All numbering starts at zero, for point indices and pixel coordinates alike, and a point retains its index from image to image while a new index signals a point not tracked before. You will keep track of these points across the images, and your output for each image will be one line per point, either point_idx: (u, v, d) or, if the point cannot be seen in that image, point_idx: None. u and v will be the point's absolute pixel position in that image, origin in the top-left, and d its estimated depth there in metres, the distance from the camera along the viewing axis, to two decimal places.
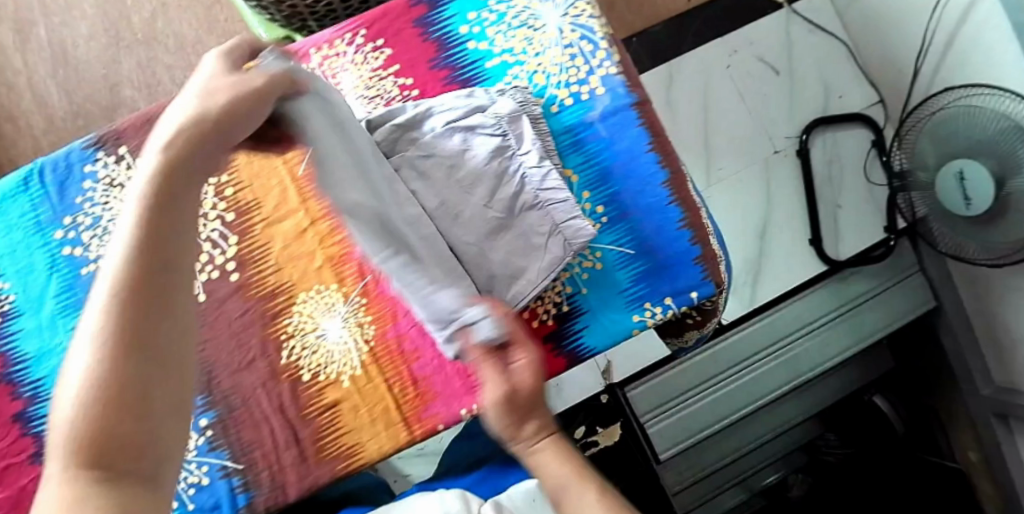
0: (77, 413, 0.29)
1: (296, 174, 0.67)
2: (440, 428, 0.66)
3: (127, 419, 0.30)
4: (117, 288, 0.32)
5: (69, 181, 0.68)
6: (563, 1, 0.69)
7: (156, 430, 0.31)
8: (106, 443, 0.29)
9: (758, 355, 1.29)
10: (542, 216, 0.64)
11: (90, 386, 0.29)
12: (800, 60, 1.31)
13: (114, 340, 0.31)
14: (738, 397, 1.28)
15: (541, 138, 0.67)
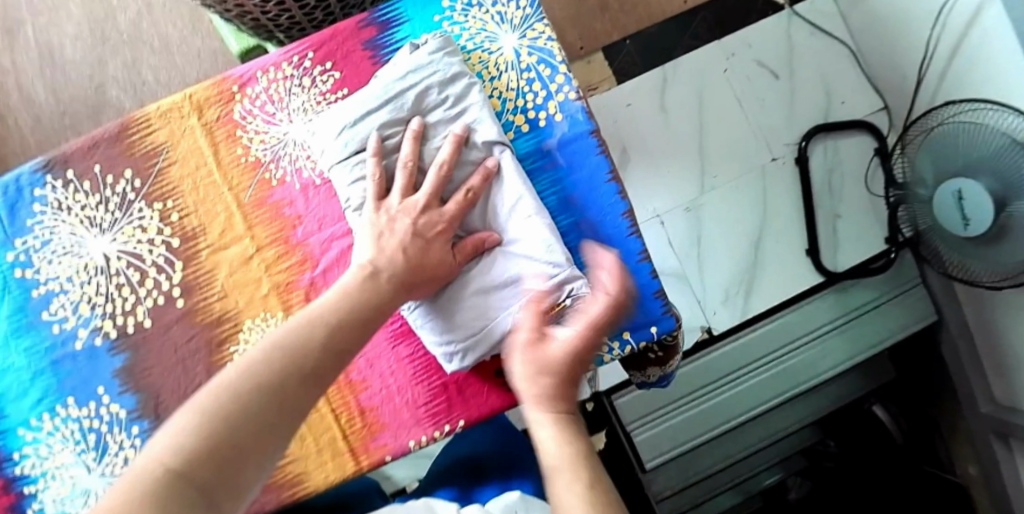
0: (207, 426, 0.40)
1: (242, 200, 0.65)
2: (389, 459, 0.64)
3: (227, 447, 0.39)
4: (261, 383, 0.43)
5: (19, 204, 0.66)
6: (520, 23, 0.68)
7: (239, 467, 0.39)
8: (207, 463, 0.38)
9: (752, 364, 1.19)
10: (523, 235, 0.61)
11: (228, 419, 0.40)
12: (800, 64, 1.26)
13: (235, 412, 0.41)
14: (730, 408, 1.18)
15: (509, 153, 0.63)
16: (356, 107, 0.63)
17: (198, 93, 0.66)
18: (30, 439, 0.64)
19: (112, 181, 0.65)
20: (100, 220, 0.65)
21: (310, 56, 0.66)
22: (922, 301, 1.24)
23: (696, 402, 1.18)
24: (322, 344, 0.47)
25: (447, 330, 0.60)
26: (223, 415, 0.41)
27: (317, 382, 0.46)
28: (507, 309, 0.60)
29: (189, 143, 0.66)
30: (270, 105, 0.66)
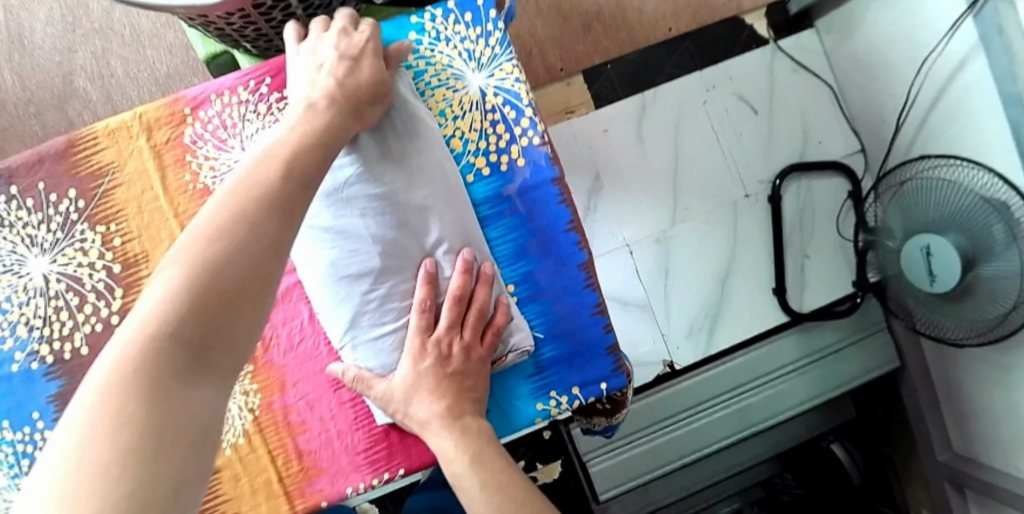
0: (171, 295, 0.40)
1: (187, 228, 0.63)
2: (324, 504, 0.62)
3: (203, 312, 0.40)
4: (223, 247, 0.43)
5: None
6: (488, 61, 0.66)
7: (221, 330, 0.40)
8: (185, 332, 0.39)
9: (713, 400, 1.19)
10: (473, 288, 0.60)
11: (190, 285, 0.40)
12: (782, 99, 1.25)
13: (199, 279, 0.41)
14: (689, 442, 1.18)
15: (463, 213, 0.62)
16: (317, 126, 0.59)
17: (147, 113, 0.63)
18: None
19: (54, 201, 0.63)
20: (41, 240, 0.63)
21: (267, 81, 0.64)
22: (884, 345, 1.25)
23: (654, 437, 1.17)
24: (275, 208, 0.46)
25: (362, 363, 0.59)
26: (194, 284, 0.40)
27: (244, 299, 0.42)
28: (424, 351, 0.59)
29: (136, 165, 0.63)
30: (222, 132, 0.63)
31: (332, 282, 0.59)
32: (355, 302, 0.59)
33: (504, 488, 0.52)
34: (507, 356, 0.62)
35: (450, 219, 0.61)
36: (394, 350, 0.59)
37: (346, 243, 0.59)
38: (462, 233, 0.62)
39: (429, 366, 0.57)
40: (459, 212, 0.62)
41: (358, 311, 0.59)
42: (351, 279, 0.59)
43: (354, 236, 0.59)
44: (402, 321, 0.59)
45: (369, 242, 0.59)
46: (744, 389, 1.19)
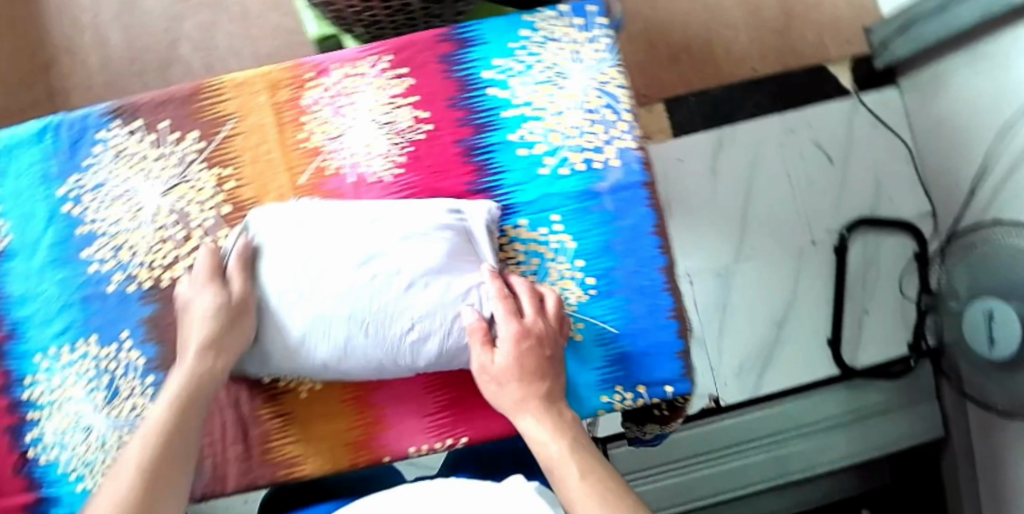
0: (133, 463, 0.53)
1: (296, 182, 0.66)
2: (386, 459, 0.67)
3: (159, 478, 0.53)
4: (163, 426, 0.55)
5: (80, 141, 0.68)
6: (595, 63, 0.66)
7: (168, 483, 0.53)
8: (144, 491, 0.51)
9: (753, 442, 1.17)
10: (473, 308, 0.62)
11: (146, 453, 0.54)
12: (857, 153, 1.25)
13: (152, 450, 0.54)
14: (721, 481, 1.16)
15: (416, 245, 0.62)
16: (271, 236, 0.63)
17: (273, 73, 0.67)
18: (43, 367, 0.70)
19: (176, 138, 0.67)
20: (157, 173, 0.67)
21: (387, 57, 0.66)
22: (930, 415, 1.23)
23: (686, 469, 1.16)
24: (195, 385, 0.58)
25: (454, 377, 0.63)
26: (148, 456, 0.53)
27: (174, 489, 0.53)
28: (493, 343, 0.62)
29: (257, 119, 0.66)
30: (340, 99, 0.66)
31: (365, 335, 0.61)
32: (412, 323, 0.61)
33: (578, 452, 0.54)
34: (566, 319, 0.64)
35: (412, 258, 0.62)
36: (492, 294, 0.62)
37: (351, 300, 0.60)
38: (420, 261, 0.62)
39: (532, 349, 0.59)
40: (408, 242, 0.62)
41: (424, 324, 0.61)
42: (389, 316, 0.61)
43: (359, 315, 0.61)
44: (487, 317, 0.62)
45: (371, 324, 0.61)
46: (783, 436, 1.18)
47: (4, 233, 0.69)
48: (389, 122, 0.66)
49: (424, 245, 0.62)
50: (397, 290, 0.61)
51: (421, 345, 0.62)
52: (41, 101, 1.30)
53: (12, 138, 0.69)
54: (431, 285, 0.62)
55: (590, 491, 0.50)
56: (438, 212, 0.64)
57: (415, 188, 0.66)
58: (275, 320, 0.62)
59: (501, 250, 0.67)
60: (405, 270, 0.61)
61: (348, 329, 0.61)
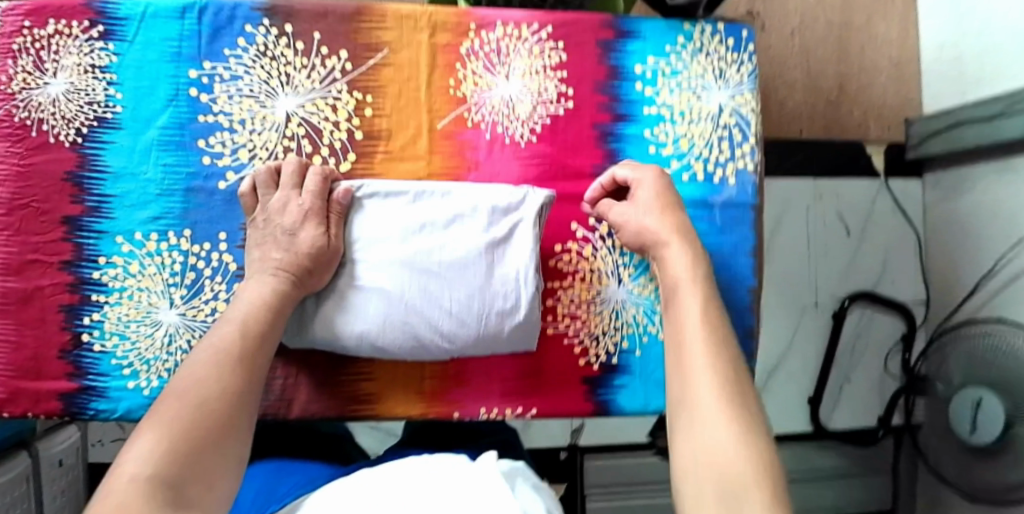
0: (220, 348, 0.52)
1: (434, 126, 0.68)
2: (455, 416, 0.67)
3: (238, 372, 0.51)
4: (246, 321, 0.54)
5: (224, 31, 0.67)
6: (734, 85, 0.72)
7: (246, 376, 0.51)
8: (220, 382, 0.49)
9: None
10: (500, 290, 0.63)
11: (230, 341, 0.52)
12: (873, 231, 1.35)
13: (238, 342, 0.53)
14: None
15: (441, 227, 0.63)
16: (386, 226, 0.62)
17: (438, 15, 0.68)
18: (124, 251, 0.66)
19: (324, 54, 0.67)
20: (297, 83, 0.66)
21: (548, 30, 0.69)
22: (885, 484, 1.34)
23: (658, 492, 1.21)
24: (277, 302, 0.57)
25: (492, 347, 0.64)
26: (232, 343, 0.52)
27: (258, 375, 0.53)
28: (525, 306, 0.63)
29: (410, 55, 0.68)
30: (496, 56, 0.69)
31: (405, 316, 0.61)
32: (453, 306, 0.61)
33: (716, 346, 0.54)
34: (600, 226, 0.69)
35: (440, 239, 0.62)
36: (522, 287, 0.63)
37: (393, 278, 0.61)
38: (442, 243, 0.62)
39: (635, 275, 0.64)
40: (432, 220, 0.63)
41: (466, 306, 0.62)
42: (431, 300, 0.61)
43: (397, 292, 0.61)
44: (514, 289, 0.63)
45: (404, 299, 0.61)
46: None
47: (114, 103, 0.67)
48: (536, 90, 0.69)
49: (468, 230, 0.63)
50: (440, 271, 0.62)
51: (457, 327, 0.62)
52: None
53: (153, 8, 0.68)
54: (472, 265, 0.62)
55: (718, 394, 0.51)
56: (473, 198, 0.64)
57: (544, 157, 0.69)
58: (351, 316, 0.61)
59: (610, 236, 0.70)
60: (448, 250, 0.62)
61: (385, 311, 0.61)
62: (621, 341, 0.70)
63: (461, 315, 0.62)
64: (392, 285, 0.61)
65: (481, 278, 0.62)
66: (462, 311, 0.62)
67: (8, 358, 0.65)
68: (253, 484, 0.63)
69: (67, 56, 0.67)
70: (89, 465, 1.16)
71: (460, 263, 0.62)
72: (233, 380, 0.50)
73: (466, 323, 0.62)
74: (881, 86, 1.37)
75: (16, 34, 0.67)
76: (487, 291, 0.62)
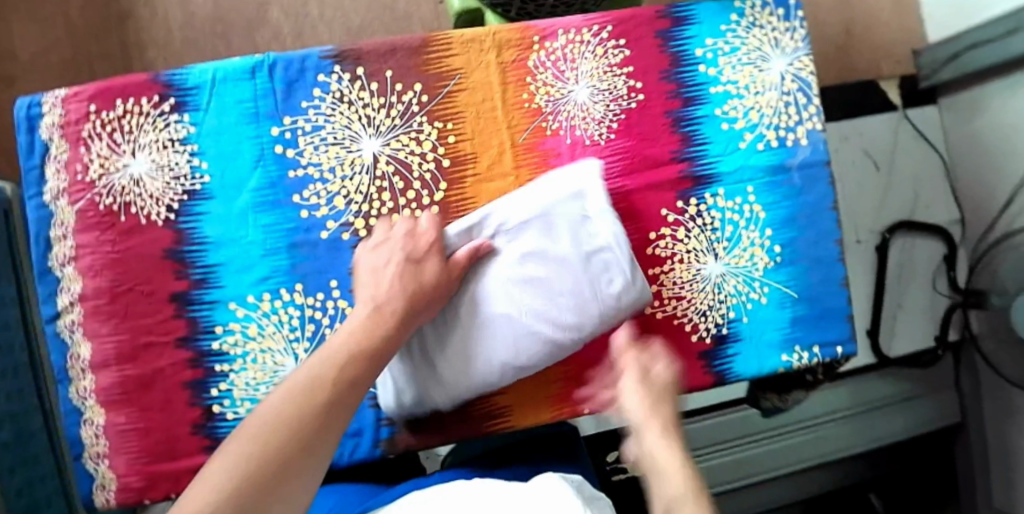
0: (320, 372, 0.53)
1: (516, 141, 0.69)
2: (584, 412, 0.69)
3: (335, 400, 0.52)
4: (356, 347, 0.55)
5: (298, 84, 0.68)
6: (790, 51, 0.74)
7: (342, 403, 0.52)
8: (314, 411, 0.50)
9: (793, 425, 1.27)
10: (599, 266, 0.64)
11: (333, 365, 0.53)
12: (899, 162, 1.38)
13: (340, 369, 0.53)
14: (763, 459, 1.25)
15: (524, 231, 0.64)
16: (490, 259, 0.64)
17: (501, 33, 0.70)
18: (240, 316, 0.67)
19: (398, 90, 0.68)
20: (378, 122, 0.68)
21: (607, 28, 0.71)
22: (951, 401, 1.38)
23: (733, 450, 1.24)
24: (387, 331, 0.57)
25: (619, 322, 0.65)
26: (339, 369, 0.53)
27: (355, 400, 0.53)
28: (628, 271, 0.64)
29: (482, 76, 0.69)
30: (563, 63, 0.70)
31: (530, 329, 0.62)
32: (567, 295, 0.63)
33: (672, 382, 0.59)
34: (689, 206, 0.71)
35: (529, 245, 0.64)
36: (623, 264, 0.64)
37: (511, 301, 0.62)
38: (532, 246, 0.63)
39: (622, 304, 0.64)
40: (517, 229, 0.64)
41: (579, 293, 0.63)
42: (547, 303, 0.63)
43: (516, 310, 0.62)
44: (611, 257, 0.64)
45: (523, 314, 0.62)
46: (816, 420, 1.28)
47: (200, 173, 0.67)
48: (606, 89, 0.71)
49: (547, 224, 0.64)
50: (550, 279, 0.63)
51: (578, 310, 0.63)
52: (124, 52, 1.19)
53: (221, 72, 0.68)
54: (567, 253, 0.63)
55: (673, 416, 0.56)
56: (542, 191, 0.65)
57: (625, 152, 0.71)
58: (475, 350, 0.63)
59: (699, 217, 0.72)
60: (540, 251, 0.63)
61: (499, 339, 0.62)
62: (727, 311, 0.72)
63: (576, 304, 0.63)
64: (495, 312, 0.63)
65: (576, 261, 0.64)
66: (574, 300, 0.63)
67: (138, 446, 0.65)
68: (335, 497, 0.69)
69: (143, 134, 0.67)
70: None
71: (554, 257, 0.63)
72: (318, 415, 0.50)
73: (586, 312, 0.63)
74: (884, 22, 1.40)
75: (83, 119, 0.67)
76: (588, 273, 0.63)
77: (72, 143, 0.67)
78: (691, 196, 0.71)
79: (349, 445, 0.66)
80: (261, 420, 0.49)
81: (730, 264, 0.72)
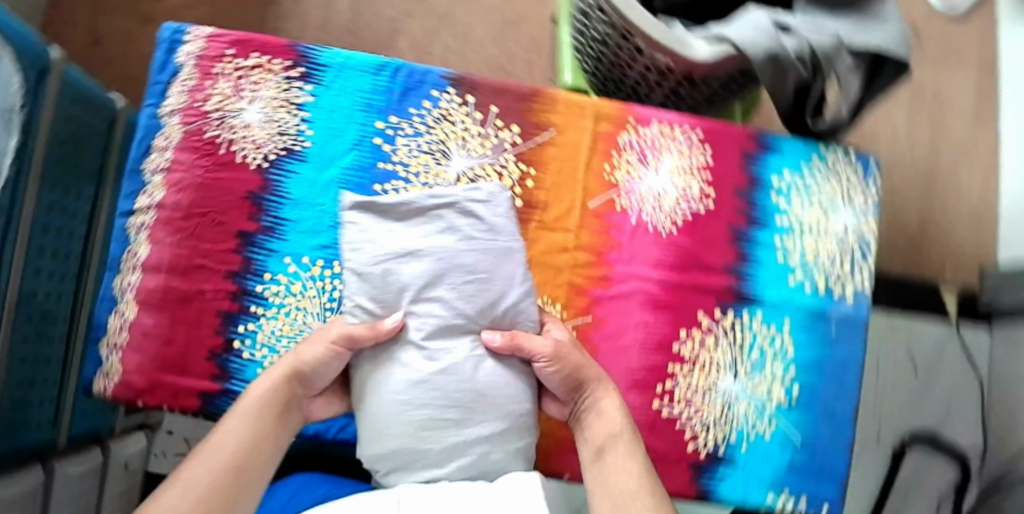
0: (234, 430, 0.50)
1: (587, 205, 0.74)
2: (564, 475, 0.72)
3: (251, 457, 0.49)
4: (269, 398, 0.53)
5: (414, 91, 0.75)
6: (858, 208, 0.78)
7: (257, 459, 0.49)
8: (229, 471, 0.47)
9: None
10: (464, 225, 0.57)
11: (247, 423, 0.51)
12: (940, 372, 1.30)
13: (254, 423, 0.51)
14: None
15: (419, 269, 0.55)
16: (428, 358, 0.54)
17: (604, 107, 0.75)
18: (290, 271, 0.71)
19: (498, 125, 0.74)
20: (471, 147, 0.73)
21: (699, 134, 0.76)
22: None
23: None
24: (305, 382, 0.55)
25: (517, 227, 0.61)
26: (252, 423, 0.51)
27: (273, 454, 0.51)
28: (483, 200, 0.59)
29: (574, 137, 0.75)
30: (649, 150, 0.75)
31: (492, 341, 0.55)
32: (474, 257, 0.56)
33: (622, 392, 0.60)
34: (726, 317, 0.74)
35: (437, 282, 0.55)
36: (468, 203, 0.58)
37: (451, 342, 0.55)
38: (433, 275, 0.55)
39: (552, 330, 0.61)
40: (415, 272, 0.55)
41: (486, 249, 0.57)
42: (492, 290, 0.56)
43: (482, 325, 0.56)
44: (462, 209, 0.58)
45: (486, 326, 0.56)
46: None
47: (303, 137, 0.73)
48: (683, 186, 0.75)
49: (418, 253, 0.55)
50: (467, 280, 0.55)
51: (490, 257, 0.57)
52: (251, 28, 1.27)
53: (351, 60, 0.75)
54: (446, 244, 0.56)
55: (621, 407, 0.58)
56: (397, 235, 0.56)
57: (682, 247, 0.74)
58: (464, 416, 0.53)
59: (730, 330, 0.74)
60: (442, 280, 0.55)
61: (452, 400, 0.53)
62: (729, 433, 0.73)
63: (498, 268, 0.57)
64: (447, 399, 0.53)
65: (452, 246, 0.56)
66: (489, 271, 0.56)
67: (154, 351, 0.69)
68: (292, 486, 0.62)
69: (265, 88, 0.74)
70: (148, 473, 1.18)
71: (446, 267, 0.55)
72: (233, 472, 0.47)
73: (515, 267, 0.58)
74: (962, 226, 1.41)
75: (218, 59, 0.74)
76: (471, 242, 0.57)
77: (201, 76, 0.74)
78: (730, 309, 0.74)
79: (339, 422, 0.69)
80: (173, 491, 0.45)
81: (747, 387, 0.74)
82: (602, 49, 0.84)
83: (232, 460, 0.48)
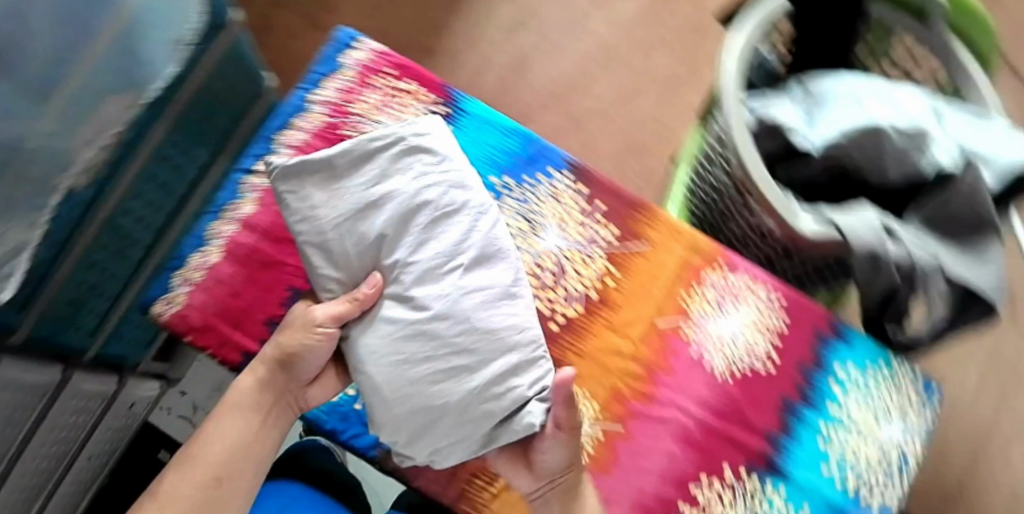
0: (222, 431, 0.65)
1: (656, 321, 0.76)
2: None
3: (248, 445, 0.65)
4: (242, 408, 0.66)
5: (535, 162, 0.80)
6: (910, 429, 0.77)
7: (245, 451, 0.64)
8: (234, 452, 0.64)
9: None
10: (410, 165, 0.62)
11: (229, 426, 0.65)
12: None
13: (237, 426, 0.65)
14: None
15: (403, 226, 0.60)
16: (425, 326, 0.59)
17: (702, 241, 0.79)
18: None
19: (598, 219, 0.78)
20: (569, 229, 0.78)
21: (782, 299, 0.78)
22: None
23: None
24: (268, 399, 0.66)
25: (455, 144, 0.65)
26: (233, 426, 0.65)
27: (258, 451, 0.65)
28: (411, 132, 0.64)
29: (663, 256, 0.78)
30: (731, 296, 0.78)
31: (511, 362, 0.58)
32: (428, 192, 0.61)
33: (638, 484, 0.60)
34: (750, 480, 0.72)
35: (415, 237, 0.60)
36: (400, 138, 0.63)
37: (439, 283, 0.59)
38: (403, 218, 0.61)
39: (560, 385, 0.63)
40: (404, 234, 0.60)
41: (434, 186, 0.61)
42: (461, 233, 0.60)
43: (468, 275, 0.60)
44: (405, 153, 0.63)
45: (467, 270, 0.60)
46: None
47: None
48: (750, 339, 0.76)
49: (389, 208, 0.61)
50: (435, 221, 0.61)
51: (437, 185, 0.61)
52: None
53: (490, 116, 0.82)
54: (403, 191, 0.61)
55: None
56: (366, 201, 0.62)
57: (732, 395, 0.74)
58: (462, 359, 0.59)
59: (751, 495, 0.72)
60: (427, 244, 0.60)
61: (454, 346, 0.59)
62: None
63: (449, 205, 0.61)
64: (438, 354, 0.59)
65: (406, 193, 0.61)
66: (442, 208, 0.61)
67: (221, 298, 0.73)
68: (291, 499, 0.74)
69: (409, 112, 0.80)
70: (145, 422, 1.17)
71: (410, 212, 0.61)
72: (237, 452, 0.64)
73: (462, 200, 0.61)
74: None
75: (379, 74, 0.81)
76: (419, 185, 0.61)
77: (359, 81, 0.81)
78: (758, 473, 0.73)
79: (355, 429, 0.75)
80: (190, 463, 0.62)
81: None
82: (713, 189, 0.89)
83: (232, 445, 0.64)
